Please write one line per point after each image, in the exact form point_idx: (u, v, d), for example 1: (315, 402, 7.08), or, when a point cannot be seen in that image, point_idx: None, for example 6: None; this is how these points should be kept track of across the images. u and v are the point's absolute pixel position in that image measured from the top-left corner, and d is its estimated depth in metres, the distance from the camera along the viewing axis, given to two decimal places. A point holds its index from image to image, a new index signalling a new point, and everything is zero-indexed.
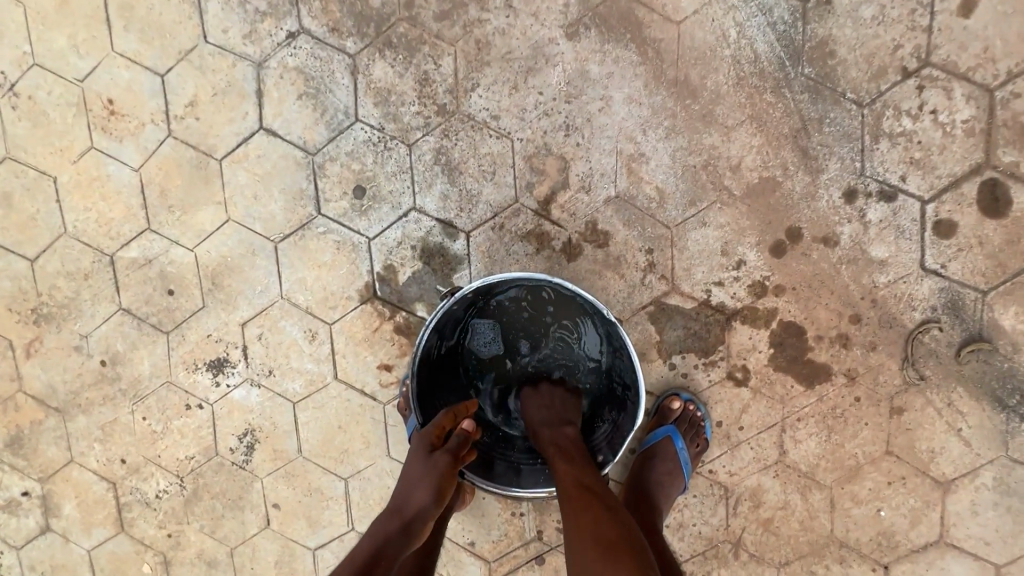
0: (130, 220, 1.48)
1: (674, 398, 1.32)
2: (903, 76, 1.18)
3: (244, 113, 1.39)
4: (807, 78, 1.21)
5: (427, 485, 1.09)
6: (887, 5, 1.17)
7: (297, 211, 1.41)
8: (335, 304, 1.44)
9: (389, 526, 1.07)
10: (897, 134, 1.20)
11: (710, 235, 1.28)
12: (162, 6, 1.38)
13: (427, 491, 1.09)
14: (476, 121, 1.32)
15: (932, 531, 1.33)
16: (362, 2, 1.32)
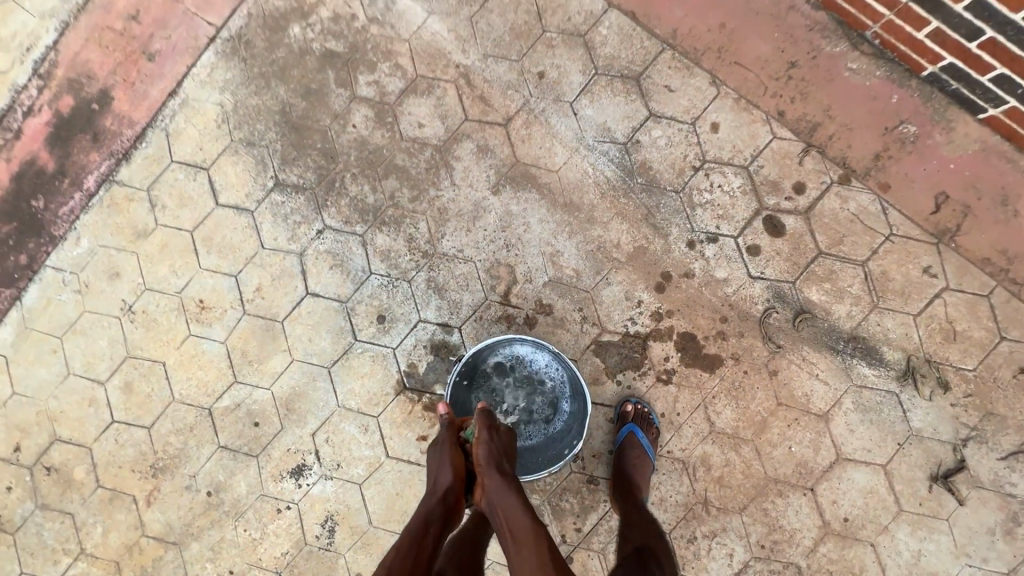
0: (221, 379, 2.07)
1: (626, 403, 1.88)
2: (695, 170, 1.96)
3: (295, 286, 2.07)
4: (641, 185, 1.98)
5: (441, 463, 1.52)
6: (671, 135, 1.98)
7: (341, 342, 2.04)
8: (378, 401, 2.00)
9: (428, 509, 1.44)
10: (705, 203, 1.95)
11: (616, 290, 1.96)
12: (231, 233, 2.11)
13: (446, 473, 1.51)
14: (449, 256, 2.02)
15: (830, 453, 1.86)
16: (361, 203, 2.07)
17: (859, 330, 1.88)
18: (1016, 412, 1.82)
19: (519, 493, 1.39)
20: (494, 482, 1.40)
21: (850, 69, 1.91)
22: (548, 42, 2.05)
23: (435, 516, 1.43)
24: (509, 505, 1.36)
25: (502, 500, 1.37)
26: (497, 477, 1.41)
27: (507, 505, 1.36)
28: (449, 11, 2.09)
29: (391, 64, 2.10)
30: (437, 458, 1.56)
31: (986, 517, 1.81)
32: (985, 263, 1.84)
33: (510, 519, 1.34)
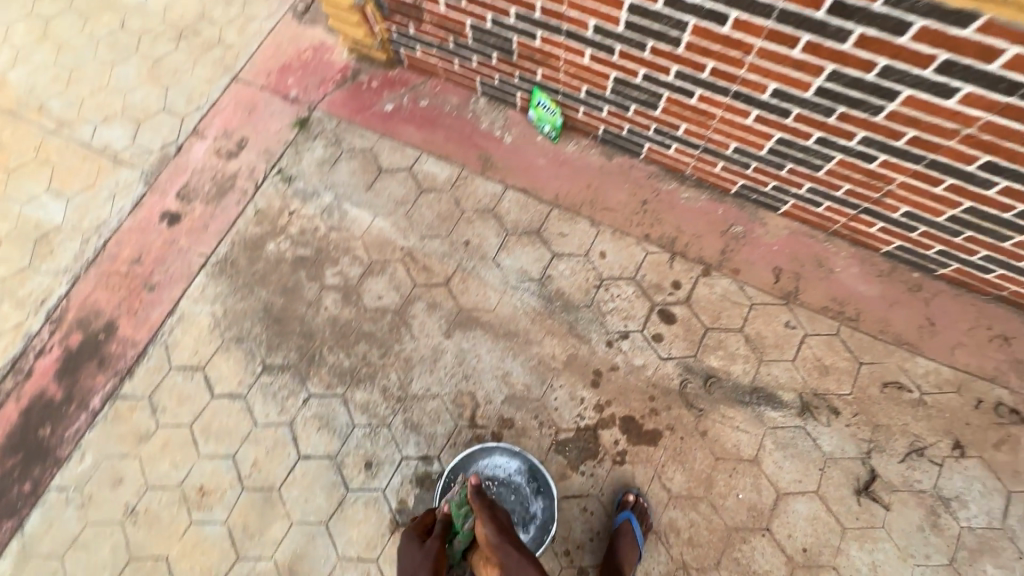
0: (224, 559, 2.20)
1: (628, 493, 2.17)
2: (598, 287, 2.54)
3: (288, 453, 2.34)
4: (561, 306, 2.52)
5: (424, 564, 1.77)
6: (573, 266, 2.59)
7: (335, 495, 2.26)
8: (376, 544, 2.18)
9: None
10: (612, 310, 2.50)
11: (562, 393, 2.37)
12: (227, 418, 2.41)
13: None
14: (419, 396, 2.40)
15: (771, 491, 2.18)
16: (338, 369, 2.47)
17: (756, 382, 2.34)
18: (896, 418, 2.26)
19: (530, 559, 1.72)
20: (508, 555, 1.72)
21: (685, 198, 2.69)
22: (467, 219, 2.73)
23: None
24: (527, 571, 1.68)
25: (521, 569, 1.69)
26: (509, 551, 1.73)
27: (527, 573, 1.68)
28: (389, 211, 2.77)
29: (350, 256, 2.69)
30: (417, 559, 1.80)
31: (912, 515, 2.12)
32: (826, 310, 2.45)
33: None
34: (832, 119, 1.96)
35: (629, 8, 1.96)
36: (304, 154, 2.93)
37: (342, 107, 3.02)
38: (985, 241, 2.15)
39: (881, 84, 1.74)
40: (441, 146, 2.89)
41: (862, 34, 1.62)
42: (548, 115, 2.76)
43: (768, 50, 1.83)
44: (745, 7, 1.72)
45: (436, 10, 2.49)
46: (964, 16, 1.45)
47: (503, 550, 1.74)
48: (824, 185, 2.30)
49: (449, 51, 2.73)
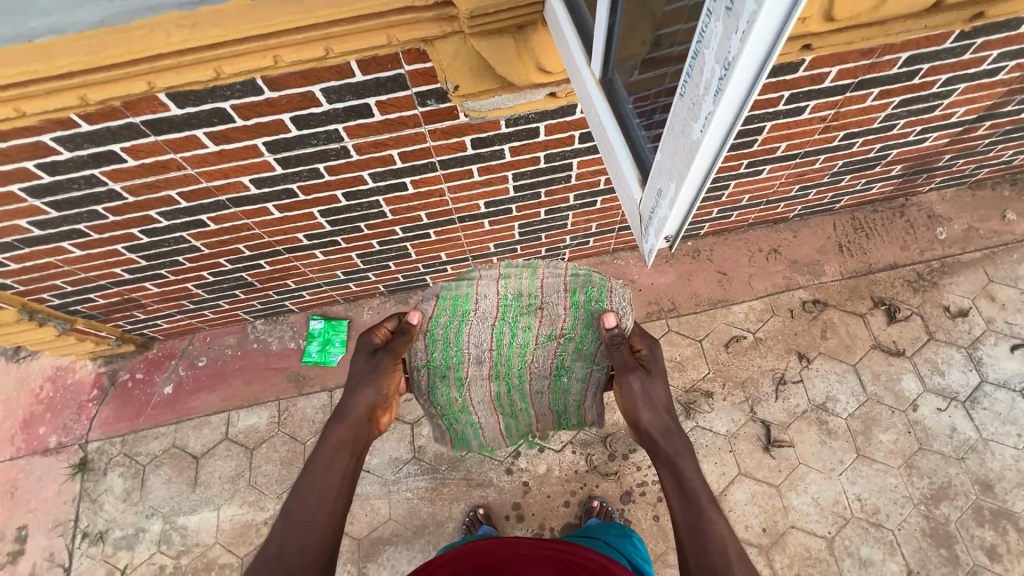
0: None
1: (592, 500, 2.29)
2: None
3: None
4: (448, 468, 2.42)
5: (369, 382, 1.50)
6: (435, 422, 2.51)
7: None
8: None
9: (351, 432, 1.44)
10: None
11: None
12: None
13: (366, 397, 1.48)
14: None
15: None
16: None
17: None
18: (751, 366, 2.51)
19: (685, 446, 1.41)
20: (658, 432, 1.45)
21: None
22: (313, 447, 2.52)
23: (356, 438, 1.44)
24: (681, 463, 1.38)
25: (667, 447, 1.42)
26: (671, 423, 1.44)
27: (680, 464, 1.37)
28: (231, 494, 2.46)
29: (217, 569, 2.34)
30: (366, 371, 1.52)
31: (811, 436, 2.37)
32: (650, 315, 2.65)
33: (677, 471, 1.37)
34: (544, 197, 2.14)
35: (322, 214, 1.96)
36: (100, 497, 2.49)
37: (115, 420, 2.62)
38: (712, 203, 2.47)
39: (555, 164, 1.94)
40: (242, 393, 2.64)
41: (511, 146, 1.79)
42: (318, 317, 2.75)
43: (456, 185, 1.93)
44: (411, 171, 1.82)
45: (148, 292, 2.28)
46: (567, 108, 1.65)
47: (655, 412, 1.45)
48: (578, 231, 2.50)
49: (190, 309, 2.51)
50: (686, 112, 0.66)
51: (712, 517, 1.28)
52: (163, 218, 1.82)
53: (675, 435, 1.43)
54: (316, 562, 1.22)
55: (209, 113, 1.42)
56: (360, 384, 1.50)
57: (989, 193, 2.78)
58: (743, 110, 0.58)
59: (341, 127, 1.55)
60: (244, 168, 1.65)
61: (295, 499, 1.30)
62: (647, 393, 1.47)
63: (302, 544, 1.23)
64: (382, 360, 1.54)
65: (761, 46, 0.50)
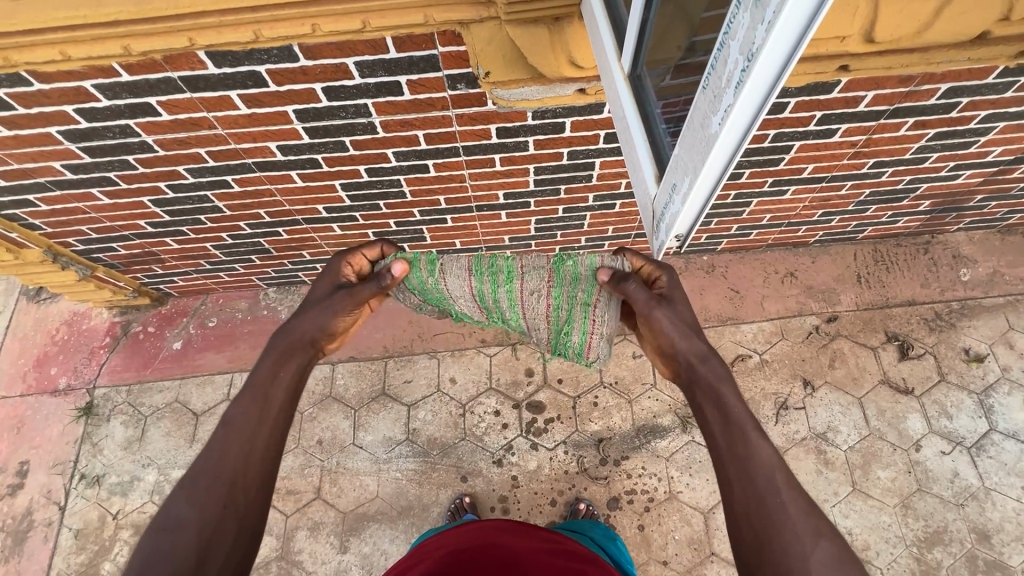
0: None
1: (579, 503, 2.27)
2: (464, 415, 2.50)
3: None
4: (440, 453, 2.44)
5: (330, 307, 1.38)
6: (431, 407, 2.53)
7: None
8: None
9: (298, 347, 1.31)
10: (486, 430, 2.47)
11: None
12: None
13: (321, 315, 1.37)
14: None
15: (697, 515, 2.27)
16: None
17: (637, 422, 2.44)
18: (754, 387, 2.49)
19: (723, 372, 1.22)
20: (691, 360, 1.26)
21: None
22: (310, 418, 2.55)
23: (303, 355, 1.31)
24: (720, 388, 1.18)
25: (703, 374, 1.22)
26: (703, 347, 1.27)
27: (720, 388, 1.18)
28: None
29: None
30: (328, 294, 1.42)
31: (807, 464, 2.34)
32: None
33: (717, 393, 1.17)
34: (563, 194, 2.14)
35: (343, 188, 1.99)
36: (101, 442, 2.56)
37: (123, 370, 2.69)
38: (732, 219, 2.45)
39: (578, 162, 1.94)
40: (247, 357, 2.68)
41: (536, 140, 1.80)
42: None
43: (477, 173, 1.95)
44: (434, 155, 1.84)
45: (168, 248, 2.34)
46: (596, 106, 1.66)
47: (687, 338, 1.29)
48: (595, 233, 2.50)
49: (207, 269, 2.57)
50: (707, 106, 0.66)
51: (761, 447, 1.07)
52: (189, 175, 1.86)
53: (712, 359, 1.24)
54: (259, 471, 1.10)
55: (244, 75, 1.45)
56: (320, 306, 1.38)
57: (1020, 239, 2.71)
58: (763, 106, 0.57)
59: (370, 102, 1.58)
60: (272, 133, 1.68)
61: (235, 410, 1.16)
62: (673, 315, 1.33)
63: (244, 460, 1.10)
64: (342, 278, 1.47)
65: (783, 47, 0.51)
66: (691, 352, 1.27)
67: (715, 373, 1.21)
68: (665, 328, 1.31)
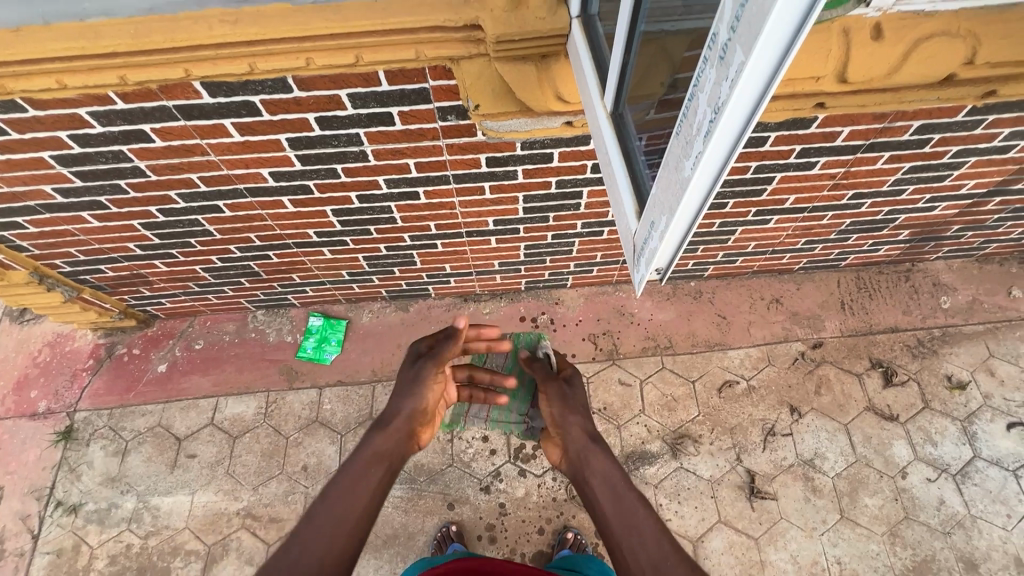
0: None
1: (566, 532, 2.25)
2: (452, 440, 2.48)
3: None
4: (427, 480, 2.41)
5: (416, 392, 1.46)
6: None
7: None
8: None
9: (390, 445, 1.33)
10: (474, 456, 2.45)
11: None
12: None
13: (410, 397, 1.45)
14: None
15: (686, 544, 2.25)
16: None
17: (625, 448, 2.43)
18: (741, 413, 2.50)
19: (607, 452, 1.35)
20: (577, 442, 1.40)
21: (488, 313, 2.77)
22: (295, 443, 2.51)
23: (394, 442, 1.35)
24: (604, 468, 1.31)
25: (588, 456, 1.35)
26: (586, 434, 1.41)
27: (602, 468, 1.31)
28: (207, 480, 2.45)
29: (182, 555, 2.32)
30: (416, 378, 1.49)
31: (795, 491, 2.34)
32: (646, 350, 2.65)
33: (600, 471, 1.31)
34: (552, 221, 2.18)
35: (334, 213, 2.01)
36: (79, 468, 2.50)
37: (105, 393, 2.64)
38: (718, 246, 2.50)
39: (566, 190, 1.98)
40: (233, 381, 2.65)
41: (524, 169, 1.84)
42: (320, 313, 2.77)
43: (467, 200, 1.98)
44: (425, 182, 1.87)
45: (157, 270, 2.33)
46: (582, 138, 1.70)
47: (579, 423, 1.43)
48: (583, 258, 2.53)
49: (195, 292, 2.56)
50: (679, 151, 0.69)
51: (645, 519, 1.18)
52: (181, 199, 1.88)
53: (598, 442, 1.38)
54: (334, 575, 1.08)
55: (238, 104, 1.48)
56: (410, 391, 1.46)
57: (997, 268, 2.79)
58: (732, 154, 0.60)
59: (362, 131, 1.61)
60: (264, 160, 1.70)
61: (344, 479, 1.22)
62: (570, 401, 1.51)
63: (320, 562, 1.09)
64: (423, 367, 1.52)
65: (736, 118, 0.56)
66: (577, 439, 1.40)
67: (598, 456, 1.34)
68: (559, 417, 1.47)
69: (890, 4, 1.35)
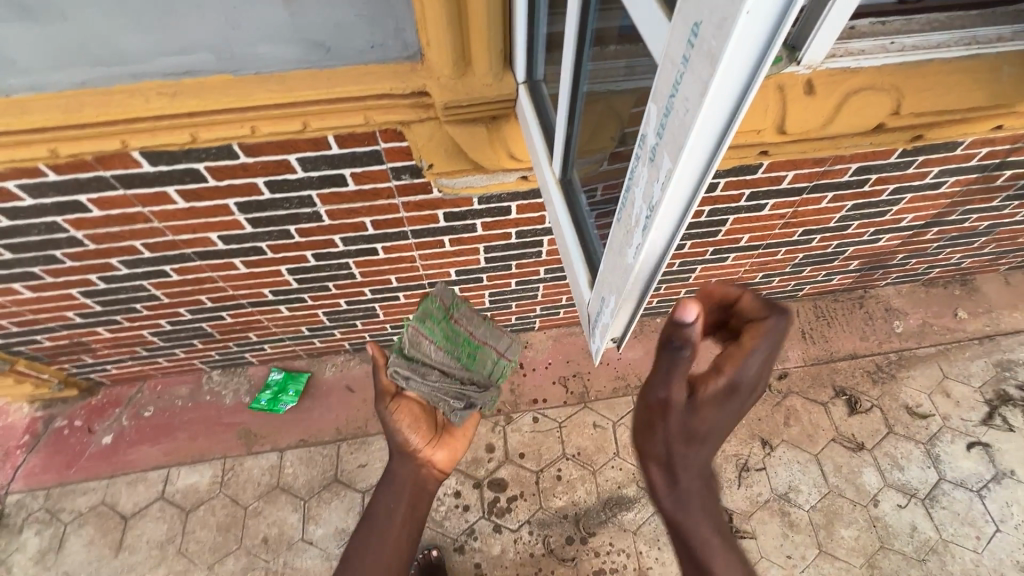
0: None
1: None
2: None
3: None
4: None
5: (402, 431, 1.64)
6: None
7: None
8: None
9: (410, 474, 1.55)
10: (446, 514, 2.34)
11: None
12: None
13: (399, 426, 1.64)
14: None
15: None
16: None
17: (602, 495, 2.38)
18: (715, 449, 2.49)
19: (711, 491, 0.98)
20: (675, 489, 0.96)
21: None
22: (255, 513, 2.36)
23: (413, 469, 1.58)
24: (700, 521, 0.98)
25: (687, 505, 0.97)
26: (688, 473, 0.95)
27: (698, 521, 0.98)
28: (157, 561, 2.26)
29: None
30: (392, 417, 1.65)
31: (773, 527, 2.32)
32: (616, 390, 2.63)
33: (700, 517, 0.98)
34: (514, 269, 2.17)
35: (290, 272, 1.95)
36: (10, 559, 2.27)
37: (42, 471, 2.44)
38: (680, 284, 2.54)
39: (526, 240, 1.98)
40: (186, 448, 2.49)
41: (483, 221, 1.83)
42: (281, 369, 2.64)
43: (427, 253, 1.95)
44: (383, 239, 1.84)
45: (100, 337, 2.20)
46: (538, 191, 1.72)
47: (681, 458, 0.93)
48: (549, 302, 2.52)
49: (143, 356, 2.41)
50: (621, 236, 0.69)
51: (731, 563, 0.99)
52: (124, 266, 1.78)
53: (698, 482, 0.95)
54: None
55: (181, 172, 1.43)
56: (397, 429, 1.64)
57: (942, 291, 2.92)
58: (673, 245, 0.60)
59: (314, 193, 1.58)
60: (212, 224, 1.64)
61: (376, 505, 1.46)
62: (687, 421, 0.89)
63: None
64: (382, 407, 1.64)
65: (665, 229, 0.59)
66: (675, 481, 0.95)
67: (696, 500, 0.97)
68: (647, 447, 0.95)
69: (819, 61, 1.41)
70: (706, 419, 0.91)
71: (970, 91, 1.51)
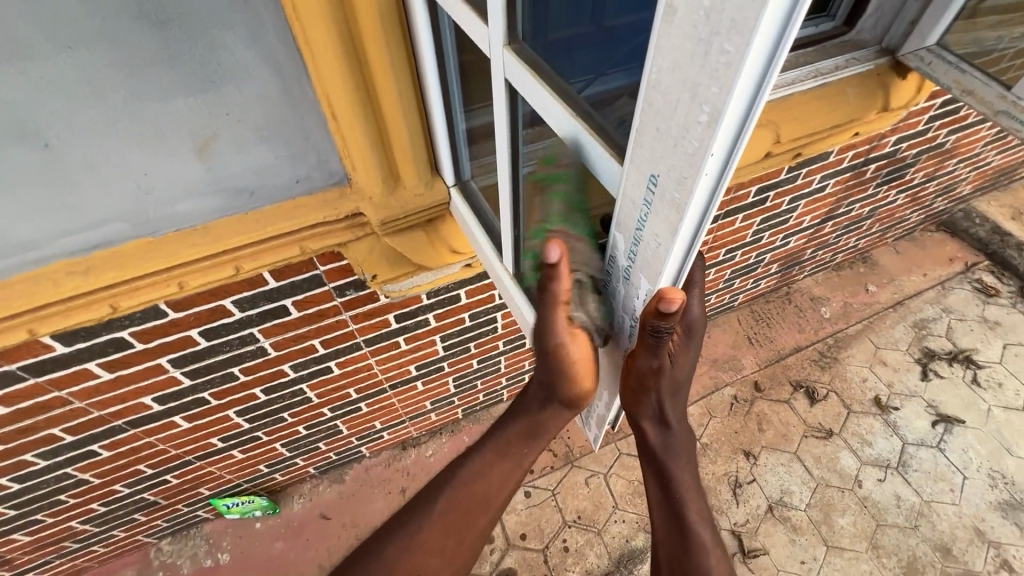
0: None
1: None
2: None
3: None
4: None
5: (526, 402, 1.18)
6: None
7: None
8: None
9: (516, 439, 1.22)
10: None
11: None
12: None
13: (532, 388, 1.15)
14: None
15: None
16: None
17: (613, 554, 2.31)
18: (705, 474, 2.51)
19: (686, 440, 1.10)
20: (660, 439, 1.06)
21: (432, 454, 2.59)
22: None
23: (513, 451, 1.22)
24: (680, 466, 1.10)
25: (670, 448, 1.08)
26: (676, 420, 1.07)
27: (677, 461, 1.10)
28: None
29: None
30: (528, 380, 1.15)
31: (779, 537, 2.35)
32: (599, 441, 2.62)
33: (676, 460, 1.10)
34: (473, 349, 2.15)
35: (239, 413, 1.80)
36: None
37: None
38: None
39: (480, 320, 1.98)
40: None
41: (435, 314, 1.81)
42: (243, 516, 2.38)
43: (383, 357, 1.89)
44: (336, 355, 1.76)
45: (17, 543, 1.87)
46: (483, 274, 1.74)
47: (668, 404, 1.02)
48: (513, 371, 2.50)
49: (74, 548, 2.08)
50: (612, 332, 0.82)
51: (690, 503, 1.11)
52: (42, 458, 1.56)
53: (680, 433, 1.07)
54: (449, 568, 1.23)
55: (102, 344, 1.30)
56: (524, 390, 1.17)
57: (850, 272, 3.25)
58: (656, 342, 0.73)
59: (255, 330, 1.49)
60: (145, 388, 1.50)
61: (465, 475, 1.23)
62: (681, 369, 0.99)
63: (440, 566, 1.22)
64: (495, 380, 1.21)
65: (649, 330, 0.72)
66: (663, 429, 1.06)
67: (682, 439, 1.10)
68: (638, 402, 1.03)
69: None
70: (675, 405, 1.05)
71: (828, 112, 1.75)
